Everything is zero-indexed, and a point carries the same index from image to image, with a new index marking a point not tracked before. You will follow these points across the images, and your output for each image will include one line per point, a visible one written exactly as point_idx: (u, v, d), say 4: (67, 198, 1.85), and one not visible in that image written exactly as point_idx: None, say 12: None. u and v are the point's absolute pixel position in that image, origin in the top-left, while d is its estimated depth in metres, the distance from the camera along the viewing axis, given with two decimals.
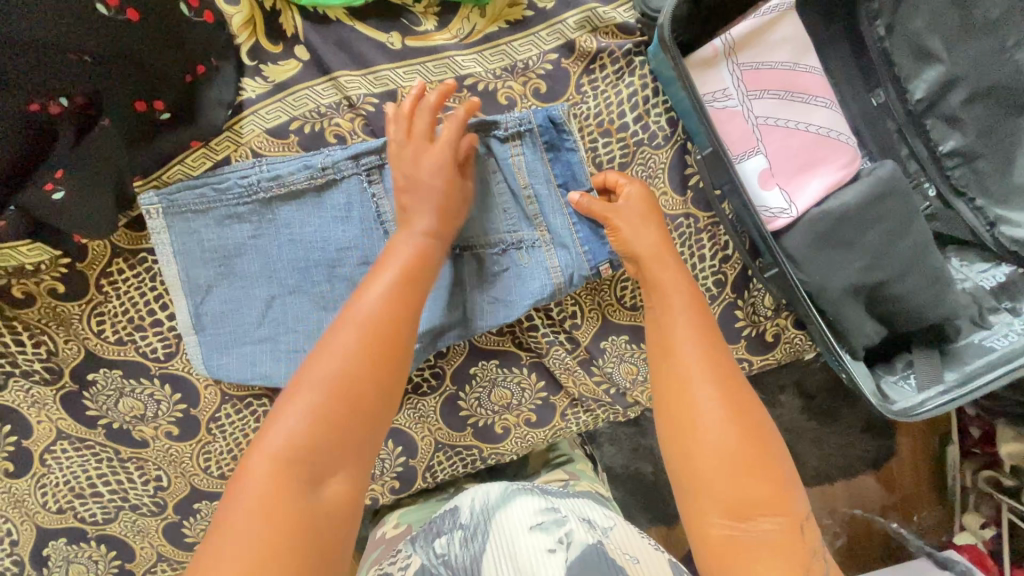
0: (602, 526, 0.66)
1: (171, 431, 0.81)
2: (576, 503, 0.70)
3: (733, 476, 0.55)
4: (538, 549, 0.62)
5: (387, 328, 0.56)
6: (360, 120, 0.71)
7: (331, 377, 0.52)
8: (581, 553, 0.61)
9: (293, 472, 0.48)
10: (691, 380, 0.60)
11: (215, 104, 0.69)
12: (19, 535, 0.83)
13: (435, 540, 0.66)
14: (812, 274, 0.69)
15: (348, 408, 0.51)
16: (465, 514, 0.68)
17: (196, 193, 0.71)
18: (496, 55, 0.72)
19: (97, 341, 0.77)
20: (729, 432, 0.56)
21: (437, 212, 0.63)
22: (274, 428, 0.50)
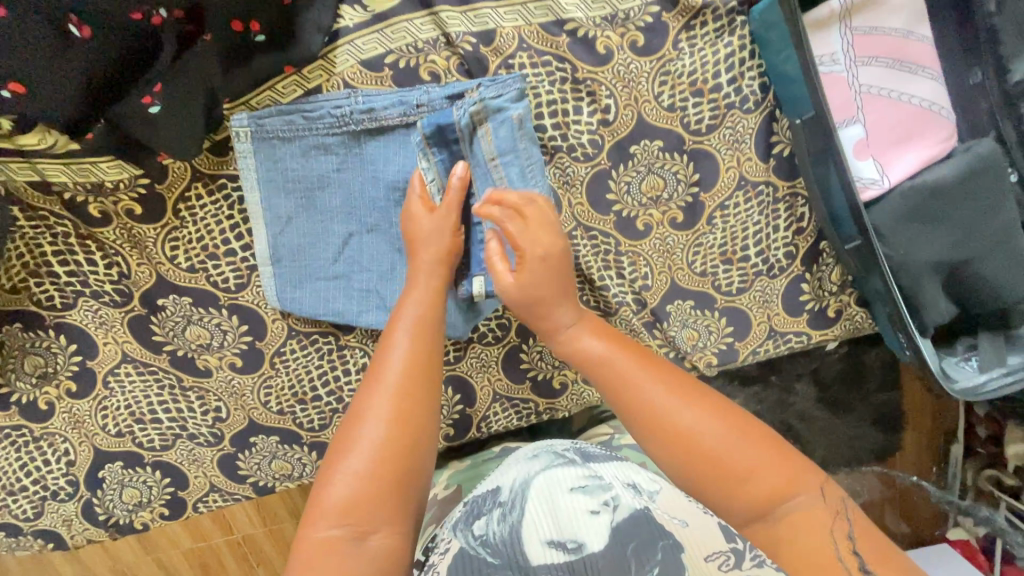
0: (648, 489, 0.60)
1: (235, 363, 0.81)
2: (622, 465, 0.64)
3: (757, 489, 0.55)
4: (581, 507, 0.57)
5: (429, 336, 0.64)
6: (456, 59, 0.71)
7: (415, 323, 0.64)
8: (627, 517, 0.56)
9: (377, 457, 0.56)
10: (688, 430, 0.57)
11: (313, 28, 0.67)
12: (76, 456, 0.84)
13: (473, 523, 0.59)
14: (896, 248, 0.70)
15: (429, 352, 0.62)
16: (504, 491, 0.62)
17: (286, 120, 0.70)
18: (598, 3, 0.71)
19: (170, 267, 0.76)
20: (736, 459, 0.55)
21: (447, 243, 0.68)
22: (355, 425, 0.58)
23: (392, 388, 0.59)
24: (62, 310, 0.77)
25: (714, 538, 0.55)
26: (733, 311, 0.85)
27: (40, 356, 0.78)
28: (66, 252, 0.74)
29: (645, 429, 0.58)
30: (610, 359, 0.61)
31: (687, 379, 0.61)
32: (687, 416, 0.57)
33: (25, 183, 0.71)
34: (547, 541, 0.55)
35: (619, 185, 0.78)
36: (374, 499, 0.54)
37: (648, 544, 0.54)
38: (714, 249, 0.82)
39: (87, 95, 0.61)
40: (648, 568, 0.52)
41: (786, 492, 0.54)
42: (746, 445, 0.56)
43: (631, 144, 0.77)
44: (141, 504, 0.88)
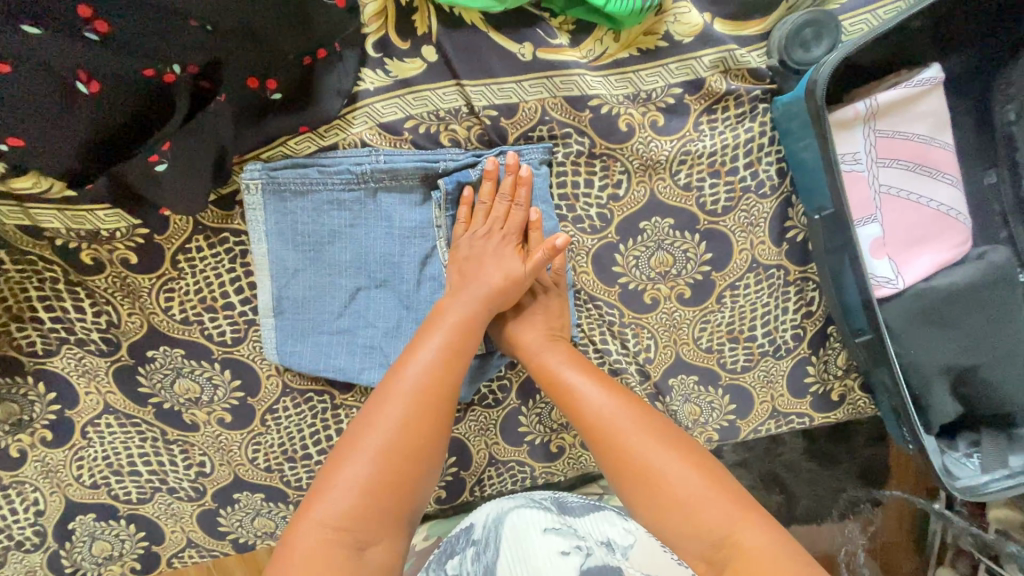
0: (622, 545, 0.68)
1: (223, 418, 0.78)
2: (600, 515, 0.72)
3: (707, 534, 0.54)
4: (555, 553, 0.64)
5: (451, 358, 0.64)
6: (477, 129, 0.70)
7: (447, 329, 0.65)
8: (597, 564, 0.64)
9: (382, 472, 0.56)
10: (649, 467, 0.58)
11: (333, 93, 0.65)
12: (45, 507, 0.79)
13: (448, 560, 0.69)
14: (908, 346, 0.69)
15: (452, 362, 0.64)
16: (478, 530, 0.70)
17: (304, 172, 0.67)
18: (621, 81, 0.69)
19: (163, 318, 0.73)
20: (701, 505, 0.55)
21: (492, 286, 0.67)
22: (362, 433, 0.58)
23: (405, 402, 0.60)
24: (43, 357, 0.73)
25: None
26: (736, 389, 0.84)
27: (15, 404, 0.74)
28: (52, 298, 0.71)
29: (612, 457, 0.60)
30: (578, 388, 0.65)
31: (659, 420, 0.63)
32: (657, 456, 0.59)
33: (14, 227, 0.67)
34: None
35: (627, 260, 0.77)
36: (377, 508, 0.55)
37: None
38: (722, 327, 0.81)
39: (88, 149, 0.58)
40: None
41: (739, 538, 0.53)
42: (702, 486, 0.56)
43: (644, 220, 0.76)
44: (111, 557, 0.83)
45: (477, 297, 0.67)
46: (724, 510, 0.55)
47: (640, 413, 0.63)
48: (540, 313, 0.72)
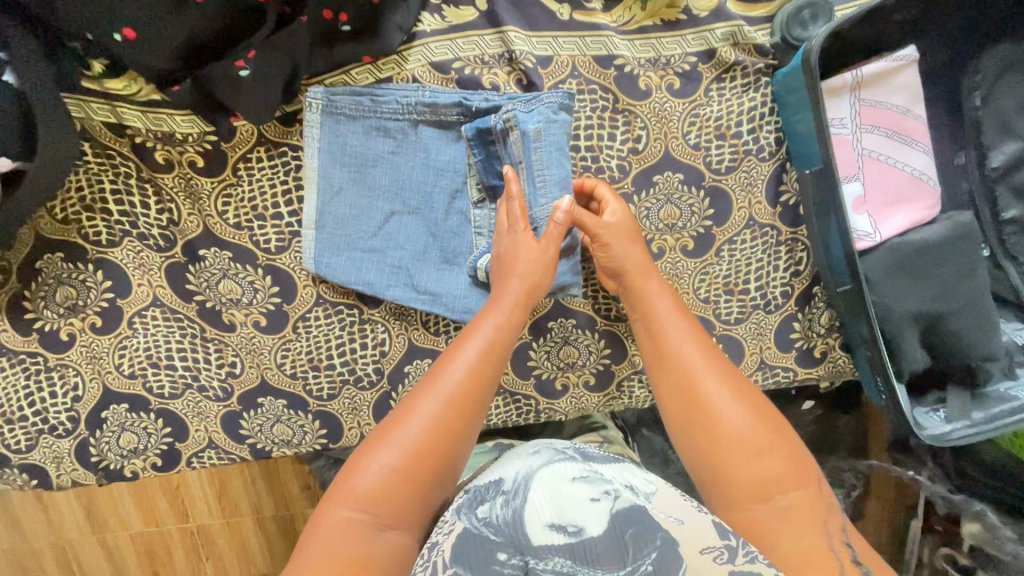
0: (646, 491, 0.63)
1: (259, 322, 0.85)
2: (621, 467, 0.66)
3: (771, 483, 0.64)
4: (584, 499, 0.62)
5: (493, 351, 0.68)
6: (515, 75, 0.79)
7: (485, 346, 0.68)
8: (626, 508, 0.61)
9: (411, 462, 0.61)
10: (737, 421, 0.66)
11: (395, 28, 0.74)
12: (83, 392, 0.85)
13: (477, 507, 0.62)
14: (884, 296, 0.78)
15: (486, 374, 0.67)
16: (508, 483, 0.63)
17: (358, 99, 0.76)
18: (644, 46, 0.80)
19: (218, 220, 0.81)
20: (746, 437, 0.66)
21: (525, 278, 0.72)
22: (406, 419, 0.63)
23: (446, 399, 0.64)
24: (105, 246, 0.80)
25: (708, 532, 0.60)
26: (729, 339, 0.92)
27: (73, 287, 0.81)
28: (123, 192, 0.79)
29: (697, 406, 0.68)
30: (682, 345, 0.72)
31: (743, 382, 0.70)
32: (712, 386, 0.69)
33: (101, 123, 0.76)
34: (547, 525, 0.60)
35: (639, 209, 0.85)
36: (396, 498, 0.60)
37: (648, 528, 0.60)
38: (719, 279, 0.89)
39: (183, 50, 0.67)
40: (645, 554, 0.59)
41: (791, 490, 0.64)
42: (776, 444, 0.65)
43: (656, 173, 0.84)
44: (135, 451, 0.88)
45: (524, 285, 0.72)
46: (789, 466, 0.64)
47: (727, 370, 0.71)
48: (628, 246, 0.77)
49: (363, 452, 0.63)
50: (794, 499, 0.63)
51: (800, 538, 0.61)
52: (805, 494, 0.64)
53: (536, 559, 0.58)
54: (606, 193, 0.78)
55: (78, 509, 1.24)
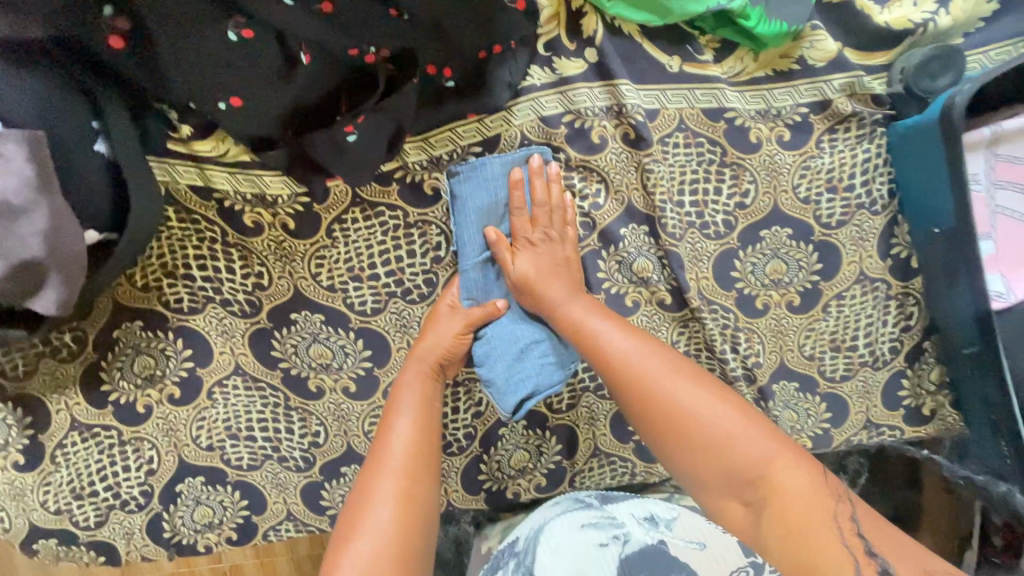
0: (666, 519, 0.77)
1: (348, 388, 0.80)
2: (640, 503, 0.78)
3: (742, 468, 0.52)
4: (592, 545, 0.75)
5: (423, 430, 0.68)
6: (623, 128, 0.75)
7: (421, 412, 0.69)
8: (638, 548, 0.75)
9: (392, 543, 0.59)
10: (665, 407, 0.57)
11: (504, 84, 0.70)
12: (158, 466, 0.80)
13: (496, 573, 0.76)
14: (1017, 359, 0.74)
15: (429, 436, 0.68)
16: (522, 543, 0.76)
17: (472, 188, 0.72)
18: (755, 98, 0.76)
19: (310, 283, 0.76)
20: (714, 430, 0.54)
21: (431, 351, 0.72)
22: (363, 517, 0.61)
23: (400, 470, 0.64)
24: (187, 313, 0.76)
25: (734, 554, 0.75)
26: (834, 397, 0.86)
27: (152, 357, 0.76)
28: (207, 257, 0.74)
29: (651, 413, 0.58)
30: (631, 356, 0.61)
31: (689, 364, 0.61)
32: (674, 387, 0.58)
33: (186, 186, 0.72)
34: None
35: (744, 266, 0.81)
36: None
37: (660, 565, 0.74)
38: (825, 336, 0.84)
39: (287, 115, 0.64)
40: None
41: (774, 477, 0.51)
42: (735, 422, 0.54)
43: (763, 228, 0.80)
44: (210, 525, 0.83)
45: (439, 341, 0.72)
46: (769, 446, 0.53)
47: (669, 360, 0.61)
48: (538, 261, 0.71)
49: (326, 570, 0.58)
50: (789, 485, 0.51)
51: (818, 540, 0.48)
52: (802, 479, 0.51)
53: None
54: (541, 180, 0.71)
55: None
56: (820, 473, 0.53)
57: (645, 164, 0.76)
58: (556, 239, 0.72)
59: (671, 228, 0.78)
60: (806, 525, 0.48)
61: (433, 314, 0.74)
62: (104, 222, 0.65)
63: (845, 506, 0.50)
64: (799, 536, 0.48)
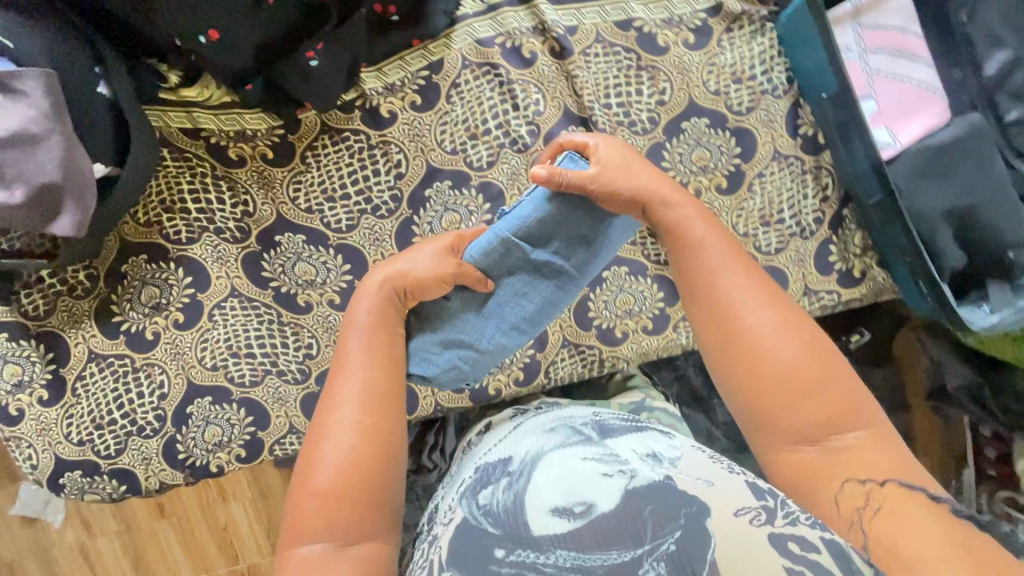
0: (670, 457, 0.58)
1: (333, 300, 0.89)
2: (641, 436, 0.62)
3: (829, 412, 0.56)
4: (595, 474, 0.56)
5: (382, 370, 0.66)
6: (548, 43, 0.87)
7: (379, 349, 0.67)
8: (646, 484, 0.55)
9: (346, 480, 0.58)
10: (823, 355, 0.58)
11: (438, 12, 0.84)
12: (169, 390, 0.88)
13: (479, 493, 0.58)
14: (912, 197, 0.83)
15: (388, 375, 0.66)
16: (514, 464, 0.60)
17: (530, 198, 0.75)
18: (658, 8, 0.89)
19: (290, 206, 0.87)
20: (798, 372, 0.57)
21: (393, 284, 0.71)
22: (319, 451, 0.60)
23: (358, 405, 0.62)
24: (185, 244, 0.86)
25: (745, 495, 0.54)
26: (774, 270, 0.95)
27: (157, 287, 0.86)
28: (199, 191, 0.85)
29: (721, 338, 0.60)
30: (715, 274, 0.63)
31: (776, 296, 0.62)
32: (754, 316, 0.60)
33: (177, 129, 0.83)
34: (551, 509, 0.53)
35: (672, 156, 0.92)
36: (345, 516, 0.57)
37: (669, 507, 0.53)
38: (755, 213, 0.94)
39: (259, 49, 0.76)
40: (668, 532, 0.51)
41: (846, 430, 0.55)
42: (809, 364, 0.57)
43: (683, 120, 0.91)
44: (220, 444, 0.91)
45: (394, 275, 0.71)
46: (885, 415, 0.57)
47: (761, 290, 0.62)
48: (623, 173, 0.69)
49: (290, 503, 0.59)
50: (854, 440, 0.55)
51: (845, 488, 0.53)
52: (862, 433, 0.55)
53: (536, 552, 0.51)
54: (600, 147, 0.71)
55: (122, 558, 1.17)
56: (892, 437, 0.56)
57: (571, 72, 0.88)
58: (650, 175, 0.70)
59: (602, 126, 0.89)
60: (911, 514, 0.50)
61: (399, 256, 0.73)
62: (107, 156, 0.76)
63: (890, 481, 0.52)
64: (813, 466, 0.55)
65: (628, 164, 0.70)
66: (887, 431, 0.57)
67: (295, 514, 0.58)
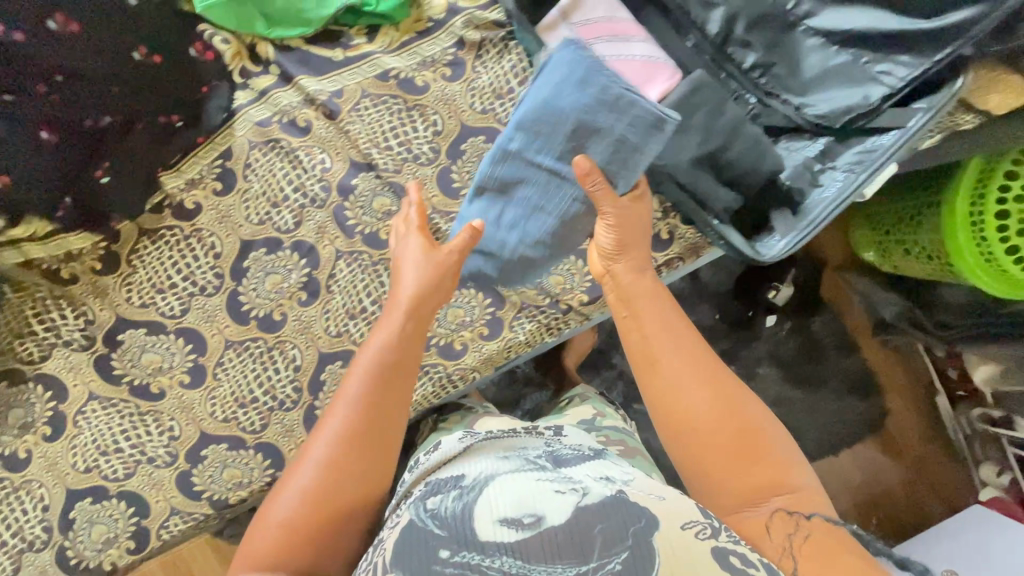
0: (620, 480, 0.62)
1: (184, 380, 0.97)
2: (595, 464, 0.66)
3: (753, 484, 0.66)
4: (547, 488, 0.59)
5: (389, 373, 0.73)
6: (319, 110, 0.98)
7: (379, 360, 0.74)
8: (598, 504, 0.58)
9: (328, 481, 0.66)
10: (750, 432, 0.68)
11: (214, 108, 0.96)
12: (50, 500, 0.94)
13: (428, 499, 0.60)
14: (664, 155, 0.89)
15: (386, 386, 0.73)
16: (467, 478, 0.62)
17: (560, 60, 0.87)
18: (410, 55, 1.00)
19: (126, 306, 0.96)
20: (721, 437, 0.68)
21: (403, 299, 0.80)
22: (312, 448, 0.69)
23: (350, 412, 0.70)
24: (41, 362, 0.95)
25: (687, 509, 0.59)
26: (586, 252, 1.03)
27: (22, 407, 0.94)
28: (43, 312, 0.95)
29: (662, 405, 0.72)
30: (661, 358, 0.73)
31: (713, 374, 0.72)
32: (687, 395, 0.70)
33: (13, 264, 0.92)
34: (497, 519, 0.56)
35: (461, 175, 1.01)
36: (305, 526, 0.64)
37: (619, 528, 0.56)
38: None
39: (60, 177, 0.87)
40: (614, 553, 0.54)
41: (770, 496, 0.65)
42: (737, 429, 0.68)
43: (461, 143, 1.01)
44: (110, 541, 0.95)
45: (411, 292, 0.80)
46: (817, 483, 0.67)
47: (696, 366, 0.72)
48: (618, 231, 0.83)
49: (276, 492, 0.68)
50: (775, 507, 0.64)
51: (767, 544, 0.62)
52: (783, 499, 0.64)
53: (480, 554, 0.53)
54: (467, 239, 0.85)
55: None
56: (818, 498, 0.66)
57: (344, 128, 0.98)
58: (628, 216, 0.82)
59: (385, 166, 0.99)
60: (840, 548, 0.60)
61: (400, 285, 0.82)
62: None
63: (805, 534, 0.61)
64: (751, 519, 0.64)
65: (620, 211, 0.82)
66: (810, 496, 0.65)
67: (276, 506, 0.67)
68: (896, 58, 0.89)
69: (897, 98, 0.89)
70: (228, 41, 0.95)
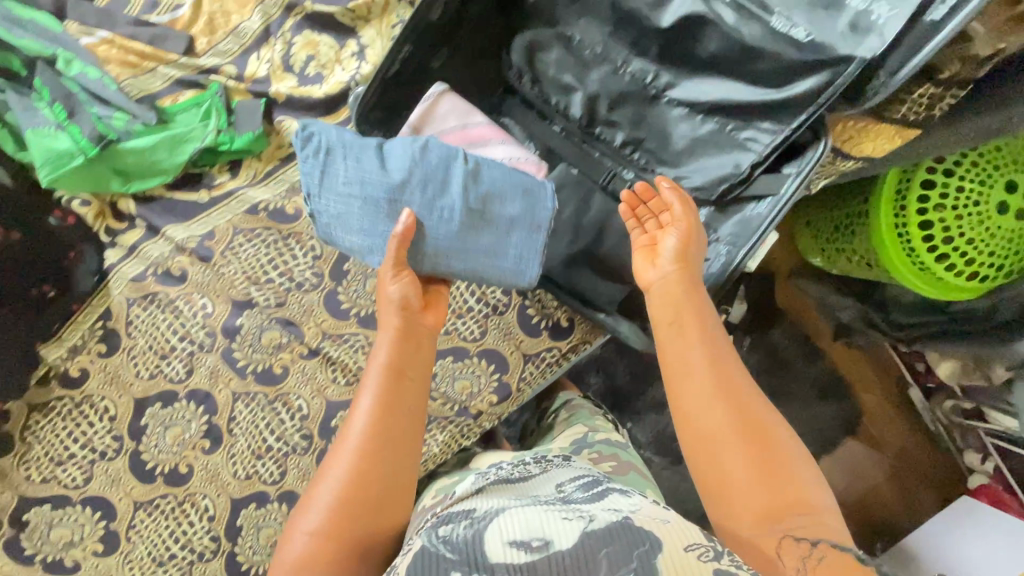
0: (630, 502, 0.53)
1: (96, 549, 0.93)
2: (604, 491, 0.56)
3: (780, 506, 0.59)
4: (553, 516, 0.50)
5: (383, 408, 0.69)
6: (192, 256, 0.97)
7: (381, 382, 0.71)
8: (605, 527, 0.48)
9: (332, 519, 0.63)
10: (774, 455, 0.62)
11: (84, 274, 0.95)
12: None
13: (440, 527, 0.52)
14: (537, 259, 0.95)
15: (399, 412, 0.69)
16: (478, 510, 0.54)
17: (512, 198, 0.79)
18: (276, 184, 0.98)
19: (26, 484, 0.93)
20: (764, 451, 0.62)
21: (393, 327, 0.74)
22: (315, 487, 0.66)
23: (354, 450, 0.66)
24: None
25: (696, 532, 0.49)
26: (488, 352, 1.00)
27: None
28: None
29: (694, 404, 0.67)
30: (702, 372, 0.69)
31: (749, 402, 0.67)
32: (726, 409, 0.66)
33: None
34: (508, 541, 0.47)
35: (349, 293, 0.98)
36: (337, 556, 0.62)
37: (624, 550, 0.45)
38: None
39: None
40: None
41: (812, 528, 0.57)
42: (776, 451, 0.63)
43: (343, 263, 0.98)
44: None
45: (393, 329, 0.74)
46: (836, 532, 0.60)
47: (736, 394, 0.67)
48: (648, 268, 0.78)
49: (288, 525, 0.66)
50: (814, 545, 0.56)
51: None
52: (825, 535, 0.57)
53: None
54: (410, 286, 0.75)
55: None
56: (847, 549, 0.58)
57: (220, 269, 0.97)
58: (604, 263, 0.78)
59: (266, 301, 0.97)
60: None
61: (390, 322, 0.75)
62: None
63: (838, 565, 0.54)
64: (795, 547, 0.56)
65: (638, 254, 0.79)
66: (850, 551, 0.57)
67: (286, 546, 0.65)
68: (759, 124, 0.85)
69: (767, 164, 0.86)
70: (87, 203, 0.95)
